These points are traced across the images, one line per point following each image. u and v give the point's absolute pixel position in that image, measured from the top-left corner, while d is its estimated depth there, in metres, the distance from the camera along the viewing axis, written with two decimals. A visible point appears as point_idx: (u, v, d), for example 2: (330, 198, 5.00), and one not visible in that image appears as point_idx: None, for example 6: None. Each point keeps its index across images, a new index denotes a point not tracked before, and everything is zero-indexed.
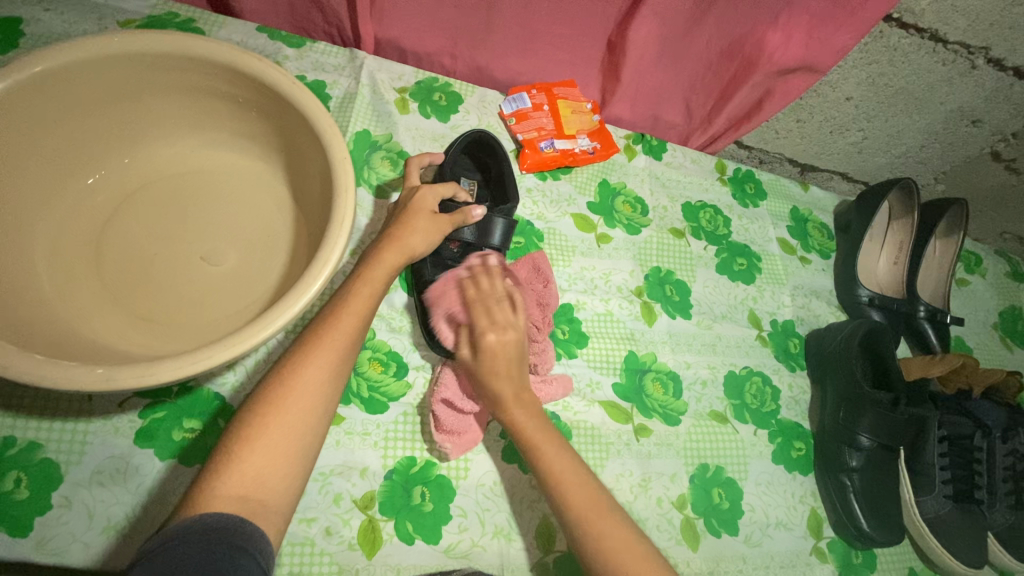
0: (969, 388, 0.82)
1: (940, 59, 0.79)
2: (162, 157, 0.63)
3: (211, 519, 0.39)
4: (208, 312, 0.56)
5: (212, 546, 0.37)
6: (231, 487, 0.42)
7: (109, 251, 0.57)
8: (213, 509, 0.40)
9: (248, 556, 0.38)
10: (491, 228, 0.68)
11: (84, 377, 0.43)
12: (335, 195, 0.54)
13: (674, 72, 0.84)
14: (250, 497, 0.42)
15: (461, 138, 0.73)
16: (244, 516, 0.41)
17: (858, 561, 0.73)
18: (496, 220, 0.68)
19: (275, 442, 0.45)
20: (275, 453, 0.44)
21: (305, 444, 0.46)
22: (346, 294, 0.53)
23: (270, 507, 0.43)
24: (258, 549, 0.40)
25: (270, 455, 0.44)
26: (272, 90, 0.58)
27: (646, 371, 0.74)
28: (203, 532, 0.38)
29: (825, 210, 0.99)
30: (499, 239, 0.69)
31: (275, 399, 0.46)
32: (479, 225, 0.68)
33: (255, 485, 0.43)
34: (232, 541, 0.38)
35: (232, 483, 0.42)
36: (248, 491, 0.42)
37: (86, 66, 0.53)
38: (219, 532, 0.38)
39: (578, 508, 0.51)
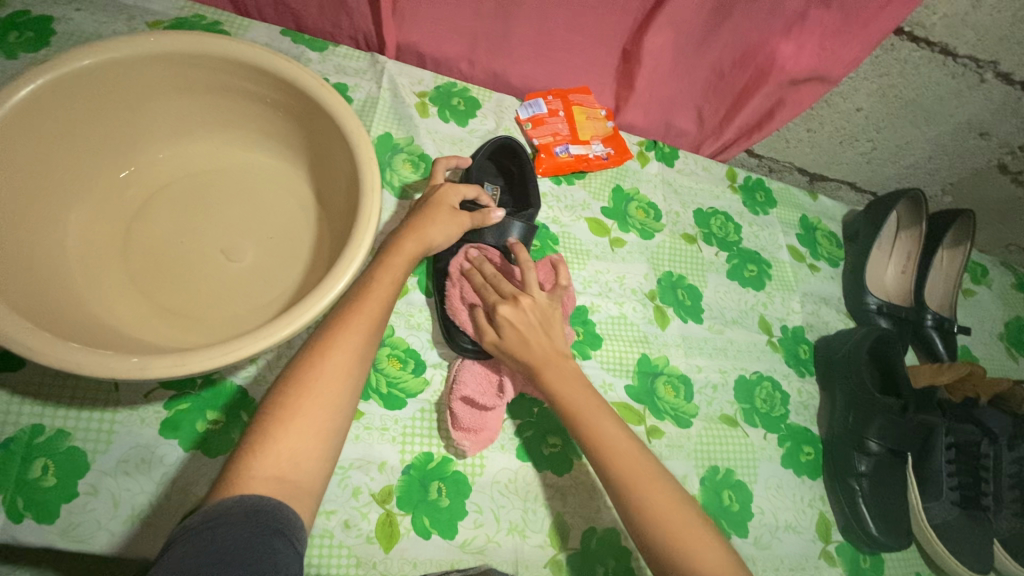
0: (977, 396, 0.82)
1: (950, 72, 0.80)
2: (188, 155, 0.64)
3: (251, 501, 0.40)
4: (234, 306, 0.58)
5: (253, 527, 0.39)
6: (266, 468, 0.43)
7: (139, 245, 0.58)
8: (250, 490, 0.41)
9: (286, 539, 0.40)
10: (508, 231, 0.69)
11: (119, 365, 0.45)
12: (362, 194, 0.55)
13: (688, 81, 0.86)
14: (282, 482, 0.43)
15: (488, 145, 0.73)
16: (278, 498, 0.42)
17: (866, 565, 0.73)
18: (514, 224, 0.69)
19: (304, 430, 0.46)
20: (304, 445, 0.45)
21: (332, 434, 0.47)
22: (371, 288, 0.55)
23: (301, 494, 0.44)
24: (293, 533, 0.41)
25: (300, 443, 0.45)
26: (301, 92, 0.60)
27: (659, 374, 0.76)
28: (244, 511, 0.39)
29: (833, 219, 1.00)
30: (518, 243, 0.70)
31: (304, 390, 0.47)
32: (496, 229, 0.69)
33: (289, 467, 0.44)
34: (271, 525, 0.40)
35: (266, 464, 0.43)
36: (281, 481, 0.43)
37: (124, 63, 0.55)
38: (259, 514, 0.40)
39: None
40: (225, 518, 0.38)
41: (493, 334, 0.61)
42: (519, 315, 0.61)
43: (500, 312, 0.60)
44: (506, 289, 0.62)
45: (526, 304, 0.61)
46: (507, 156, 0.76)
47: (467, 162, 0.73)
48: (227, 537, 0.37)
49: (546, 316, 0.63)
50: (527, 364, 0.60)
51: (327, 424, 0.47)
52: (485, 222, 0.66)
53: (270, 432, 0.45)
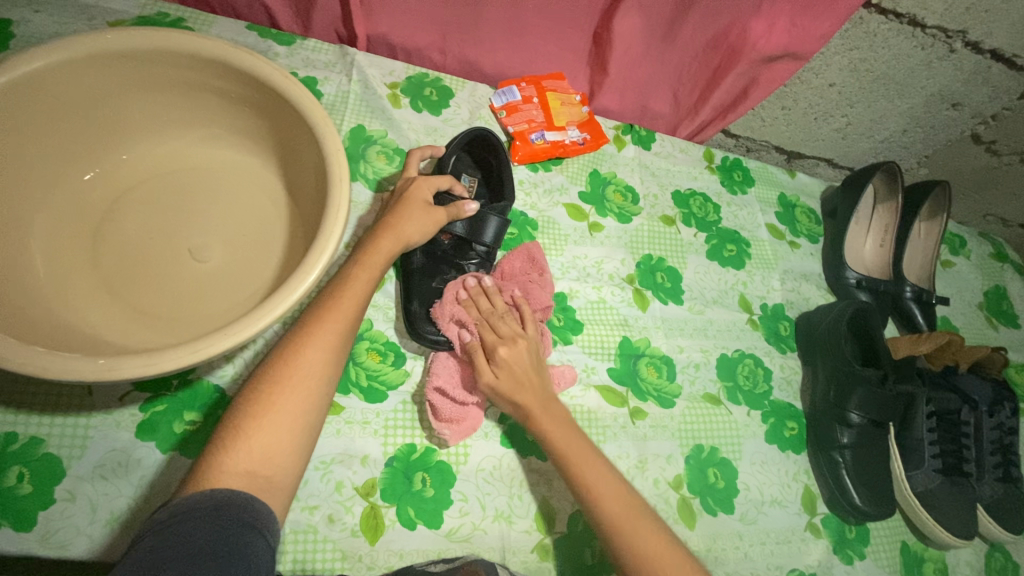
0: (956, 363, 0.84)
1: (919, 43, 0.81)
2: (153, 154, 0.63)
3: (222, 496, 0.40)
4: (206, 306, 0.57)
5: (223, 523, 0.38)
6: (239, 462, 0.43)
7: (106, 247, 0.58)
8: (221, 489, 0.41)
9: (256, 533, 0.40)
10: (484, 226, 0.68)
11: (86, 368, 0.44)
12: (330, 186, 0.55)
13: (661, 62, 0.86)
14: (253, 480, 0.43)
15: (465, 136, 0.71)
16: (251, 493, 0.42)
17: (852, 536, 0.74)
18: (490, 219, 0.68)
19: (279, 424, 0.46)
20: (276, 441, 0.45)
21: (308, 428, 0.47)
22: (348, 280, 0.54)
23: (275, 490, 0.44)
24: (266, 527, 0.41)
25: (279, 434, 0.45)
26: (265, 85, 0.59)
27: (640, 356, 0.76)
28: (213, 510, 0.39)
29: (811, 196, 1.01)
30: (493, 239, 0.69)
31: (278, 384, 0.47)
32: (470, 224, 0.67)
33: (263, 462, 0.44)
34: (242, 519, 0.40)
35: (237, 459, 0.43)
36: (252, 476, 0.43)
37: (80, 63, 0.54)
38: (231, 508, 0.39)
39: None
40: (195, 516, 0.38)
41: (489, 374, 0.61)
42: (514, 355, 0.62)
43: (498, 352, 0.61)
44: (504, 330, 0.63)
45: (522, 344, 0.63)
46: (483, 149, 0.75)
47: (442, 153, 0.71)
48: (196, 535, 0.37)
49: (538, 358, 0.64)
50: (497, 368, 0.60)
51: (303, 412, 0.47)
52: (459, 215, 0.65)
53: (242, 431, 0.44)
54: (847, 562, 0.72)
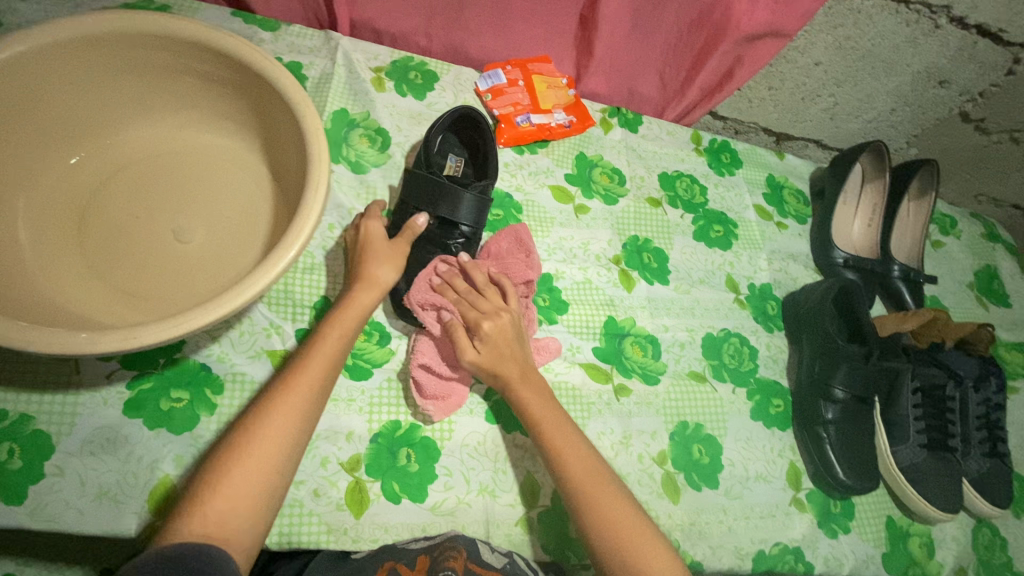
0: (942, 341, 0.83)
1: (903, 19, 0.81)
2: (139, 138, 0.64)
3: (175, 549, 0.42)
4: (190, 287, 0.58)
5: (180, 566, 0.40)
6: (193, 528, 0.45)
7: (94, 230, 0.59)
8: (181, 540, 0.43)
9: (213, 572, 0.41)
10: (459, 204, 0.68)
11: (69, 342, 0.45)
12: (310, 164, 0.55)
13: (646, 44, 0.86)
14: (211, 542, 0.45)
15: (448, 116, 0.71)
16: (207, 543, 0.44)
17: (837, 511, 0.75)
18: (465, 197, 0.68)
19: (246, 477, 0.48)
20: (236, 493, 0.47)
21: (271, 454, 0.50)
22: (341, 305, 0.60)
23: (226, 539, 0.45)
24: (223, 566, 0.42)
25: (264, 441, 0.50)
26: (246, 68, 0.59)
27: (625, 335, 0.76)
28: (181, 555, 0.41)
29: (800, 177, 1.01)
30: (470, 217, 0.69)
31: (242, 440, 0.50)
32: (445, 201, 0.68)
33: (219, 527, 0.46)
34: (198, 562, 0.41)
35: (191, 525, 0.45)
36: (220, 508, 0.46)
37: (61, 47, 0.54)
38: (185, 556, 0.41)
39: None
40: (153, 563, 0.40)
41: (470, 350, 0.62)
42: (498, 329, 0.63)
43: (483, 327, 0.62)
44: (484, 305, 0.64)
45: (505, 318, 0.64)
46: (471, 128, 0.75)
47: (427, 133, 0.70)
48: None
49: (520, 329, 0.65)
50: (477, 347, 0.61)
51: (285, 418, 0.52)
52: (414, 233, 0.67)
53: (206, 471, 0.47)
54: (832, 536, 0.73)
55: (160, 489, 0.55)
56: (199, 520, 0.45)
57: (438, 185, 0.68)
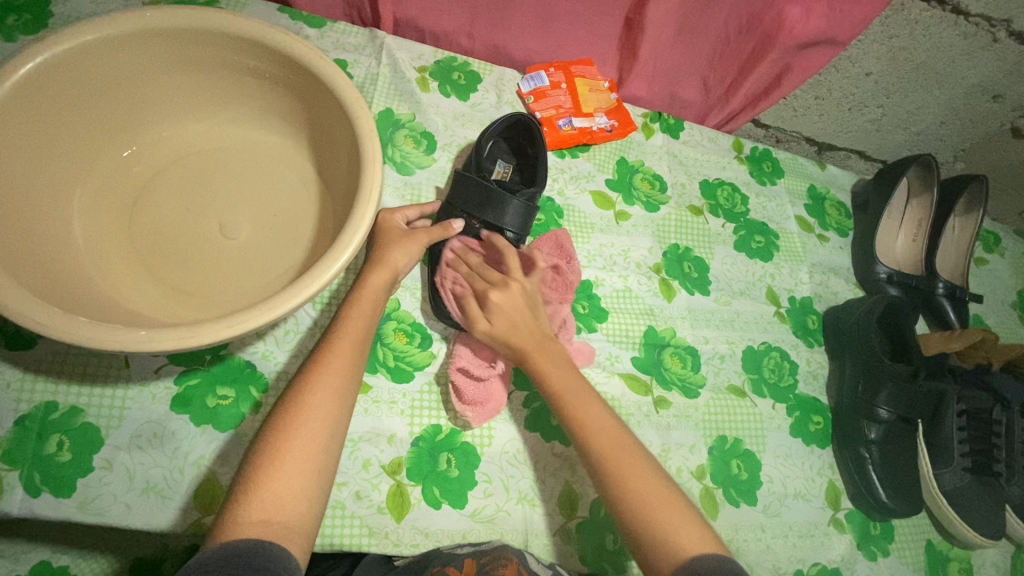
0: (988, 362, 0.82)
1: (962, 32, 0.78)
2: (189, 133, 0.64)
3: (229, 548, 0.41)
4: (239, 285, 0.58)
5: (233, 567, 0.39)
6: (255, 513, 0.45)
7: (145, 225, 0.59)
8: (240, 534, 0.43)
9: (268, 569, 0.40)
10: (504, 212, 0.68)
11: (127, 339, 0.45)
12: (363, 167, 0.55)
13: (693, 50, 0.84)
14: (268, 528, 0.45)
15: (501, 122, 0.70)
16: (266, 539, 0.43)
17: (877, 533, 0.73)
18: (511, 206, 0.68)
19: (298, 468, 0.48)
20: (290, 486, 0.47)
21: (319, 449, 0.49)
22: (355, 291, 0.60)
23: (289, 534, 0.45)
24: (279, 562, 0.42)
25: (307, 440, 0.50)
26: (300, 66, 0.59)
27: (665, 345, 0.75)
28: (234, 552, 0.40)
29: (842, 188, 0.99)
30: (516, 225, 0.68)
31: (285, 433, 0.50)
32: (492, 208, 0.68)
33: (277, 510, 0.46)
34: (253, 561, 0.40)
35: (252, 510, 0.45)
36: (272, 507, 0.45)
37: (119, 41, 0.54)
38: (237, 555, 0.40)
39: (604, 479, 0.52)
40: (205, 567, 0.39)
41: (483, 322, 0.61)
42: (506, 298, 0.62)
43: (489, 296, 0.61)
44: (493, 275, 0.63)
45: (513, 286, 0.63)
46: (521, 135, 0.74)
47: (479, 140, 0.70)
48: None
49: (532, 301, 0.64)
50: (521, 353, 0.61)
51: (328, 417, 0.52)
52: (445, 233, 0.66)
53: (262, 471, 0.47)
54: (871, 559, 0.72)
55: (206, 485, 0.56)
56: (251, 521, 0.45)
57: (487, 191, 0.67)
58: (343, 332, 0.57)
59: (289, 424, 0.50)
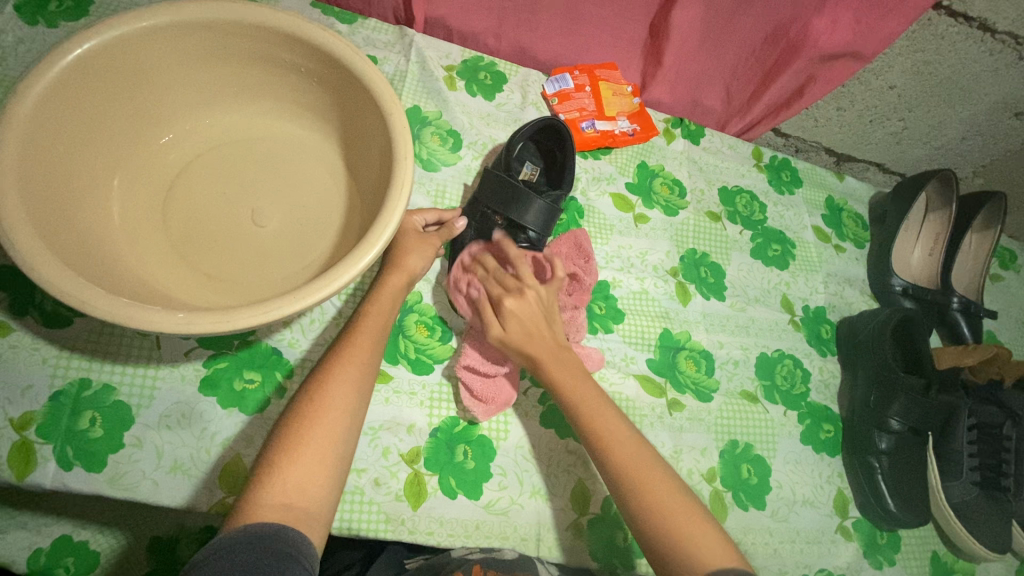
0: (1001, 378, 0.81)
1: (988, 49, 0.79)
2: (224, 123, 0.66)
3: (256, 529, 0.43)
4: (268, 273, 0.60)
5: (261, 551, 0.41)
6: (274, 497, 0.46)
7: (179, 212, 0.61)
8: (263, 518, 0.45)
9: (292, 558, 0.42)
10: (527, 209, 0.68)
11: (167, 320, 0.47)
12: (395, 163, 0.56)
13: (717, 57, 0.85)
14: (289, 512, 0.46)
15: (533, 124, 0.72)
16: (285, 524, 0.45)
17: (883, 542, 0.74)
18: (534, 204, 0.68)
19: (312, 457, 0.50)
20: (315, 473, 0.49)
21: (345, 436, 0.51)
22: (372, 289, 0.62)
23: (310, 520, 0.47)
24: (301, 552, 0.43)
25: (332, 429, 0.51)
26: (336, 62, 0.60)
27: (680, 348, 0.76)
28: (262, 535, 0.42)
29: (860, 200, 0.99)
30: (539, 224, 0.69)
31: (311, 421, 0.51)
32: (515, 205, 0.69)
33: (298, 495, 0.47)
34: (278, 548, 0.42)
35: (273, 493, 0.47)
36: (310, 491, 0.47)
37: (162, 32, 0.56)
38: (264, 539, 0.42)
39: (619, 479, 0.54)
40: (233, 548, 0.41)
41: (497, 327, 0.62)
42: (522, 305, 0.63)
43: (505, 302, 0.62)
44: (510, 280, 0.64)
45: (529, 295, 0.64)
46: (551, 138, 0.75)
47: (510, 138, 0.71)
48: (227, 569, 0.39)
49: (547, 308, 0.65)
50: (538, 351, 0.62)
51: (354, 407, 0.53)
52: (451, 235, 0.68)
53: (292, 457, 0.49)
54: (877, 567, 0.72)
55: (230, 466, 0.57)
56: (282, 501, 0.47)
57: (512, 188, 0.68)
58: (369, 324, 0.59)
59: (316, 412, 0.52)
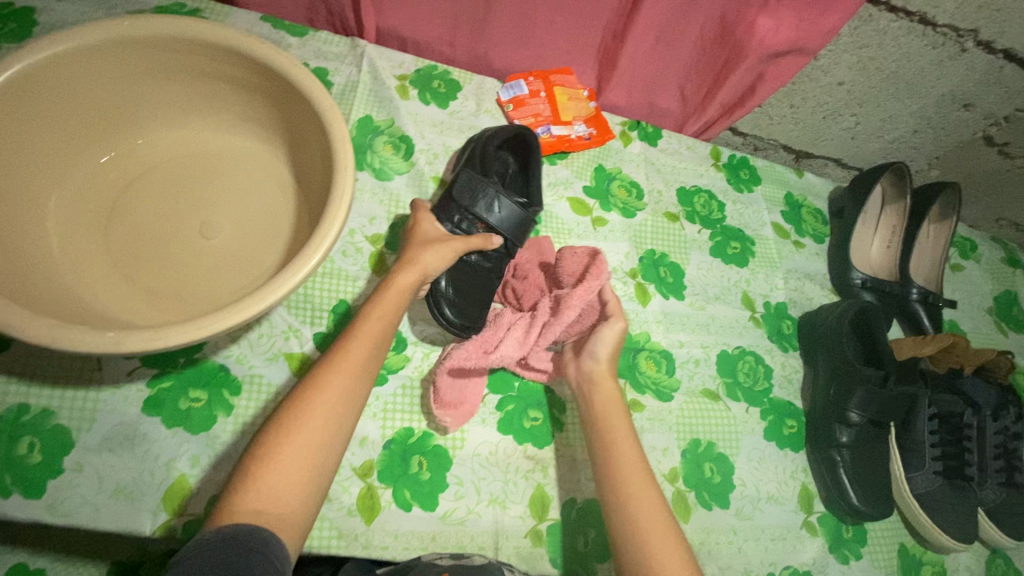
0: (961, 367, 0.83)
1: (930, 42, 0.80)
2: (169, 139, 0.65)
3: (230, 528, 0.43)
4: (213, 288, 0.59)
5: (233, 548, 0.41)
6: (249, 501, 0.46)
7: (121, 231, 0.60)
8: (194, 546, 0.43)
9: (265, 555, 0.42)
10: (506, 212, 0.68)
11: (95, 340, 0.45)
12: (335, 172, 0.56)
13: (669, 58, 0.86)
14: (261, 518, 0.46)
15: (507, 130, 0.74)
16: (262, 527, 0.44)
17: (849, 536, 0.74)
18: (512, 208, 0.68)
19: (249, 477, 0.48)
20: None
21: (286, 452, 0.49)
22: None
23: (282, 524, 0.46)
24: (273, 550, 0.43)
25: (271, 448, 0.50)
26: (276, 75, 0.60)
27: (640, 349, 0.76)
28: (234, 535, 0.42)
29: (819, 195, 1.00)
30: (511, 229, 0.69)
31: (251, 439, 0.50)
32: (494, 206, 0.68)
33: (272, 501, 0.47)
34: (250, 544, 0.42)
35: (249, 498, 0.46)
36: (259, 514, 0.46)
37: (95, 49, 0.55)
38: (237, 537, 0.42)
39: None
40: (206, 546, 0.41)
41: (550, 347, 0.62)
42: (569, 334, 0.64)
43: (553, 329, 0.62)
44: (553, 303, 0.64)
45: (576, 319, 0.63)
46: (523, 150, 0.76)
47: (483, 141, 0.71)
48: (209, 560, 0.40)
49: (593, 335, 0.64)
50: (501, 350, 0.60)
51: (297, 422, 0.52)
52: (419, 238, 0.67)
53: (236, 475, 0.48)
54: (843, 562, 0.72)
55: (176, 488, 0.56)
56: (256, 505, 0.46)
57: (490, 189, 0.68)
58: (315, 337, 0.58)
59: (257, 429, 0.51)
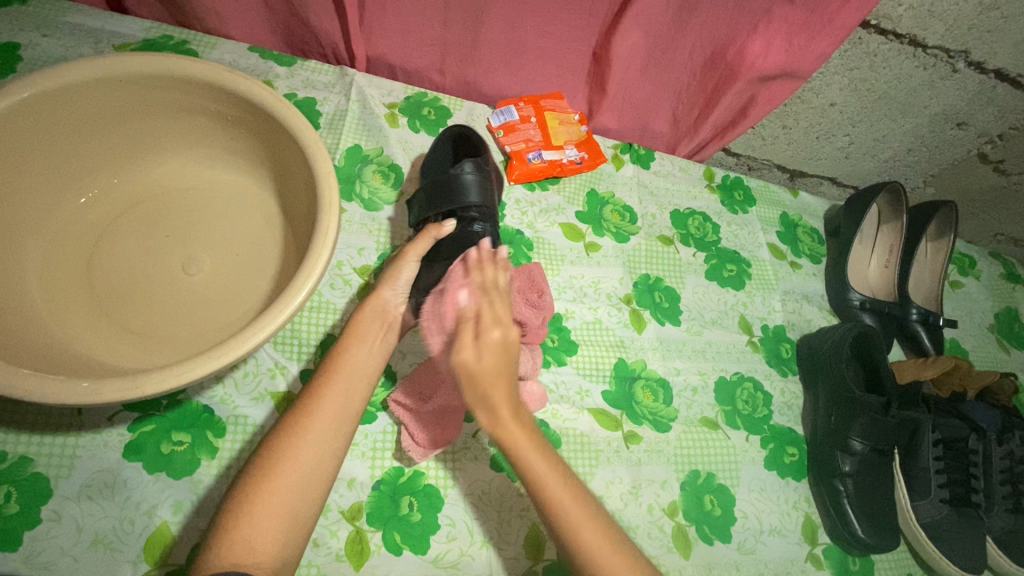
0: (964, 390, 0.82)
1: (921, 63, 0.80)
2: (154, 176, 0.64)
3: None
4: (196, 328, 0.58)
5: None
6: (222, 557, 0.44)
7: (102, 270, 0.59)
8: None
9: None
10: (460, 185, 0.68)
11: (70, 391, 0.44)
12: (320, 209, 0.55)
13: (660, 82, 0.85)
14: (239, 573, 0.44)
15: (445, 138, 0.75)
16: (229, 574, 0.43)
17: (855, 568, 0.72)
18: (464, 177, 0.68)
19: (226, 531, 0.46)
20: None
21: (265, 503, 0.48)
22: None
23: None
24: None
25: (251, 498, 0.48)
26: (261, 110, 0.59)
27: (636, 378, 0.75)
28: None
29: (815, 215, 0.99)
30: (476, 194, 0.68)
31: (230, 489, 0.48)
32: (450, 190, 0.67)
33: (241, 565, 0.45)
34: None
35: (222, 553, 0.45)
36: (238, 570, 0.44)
37: (77, 88, 0.55)
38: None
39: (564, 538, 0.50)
40: None
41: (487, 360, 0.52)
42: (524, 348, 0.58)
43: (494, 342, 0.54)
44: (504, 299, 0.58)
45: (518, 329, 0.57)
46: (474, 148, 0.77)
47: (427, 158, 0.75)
48: None
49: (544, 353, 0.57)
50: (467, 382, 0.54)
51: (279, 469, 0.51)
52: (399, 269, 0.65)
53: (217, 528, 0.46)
54: None
55: (157, 537, 0.54)
56: (232, 561, 0.44)
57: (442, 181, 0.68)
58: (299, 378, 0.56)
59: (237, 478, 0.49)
